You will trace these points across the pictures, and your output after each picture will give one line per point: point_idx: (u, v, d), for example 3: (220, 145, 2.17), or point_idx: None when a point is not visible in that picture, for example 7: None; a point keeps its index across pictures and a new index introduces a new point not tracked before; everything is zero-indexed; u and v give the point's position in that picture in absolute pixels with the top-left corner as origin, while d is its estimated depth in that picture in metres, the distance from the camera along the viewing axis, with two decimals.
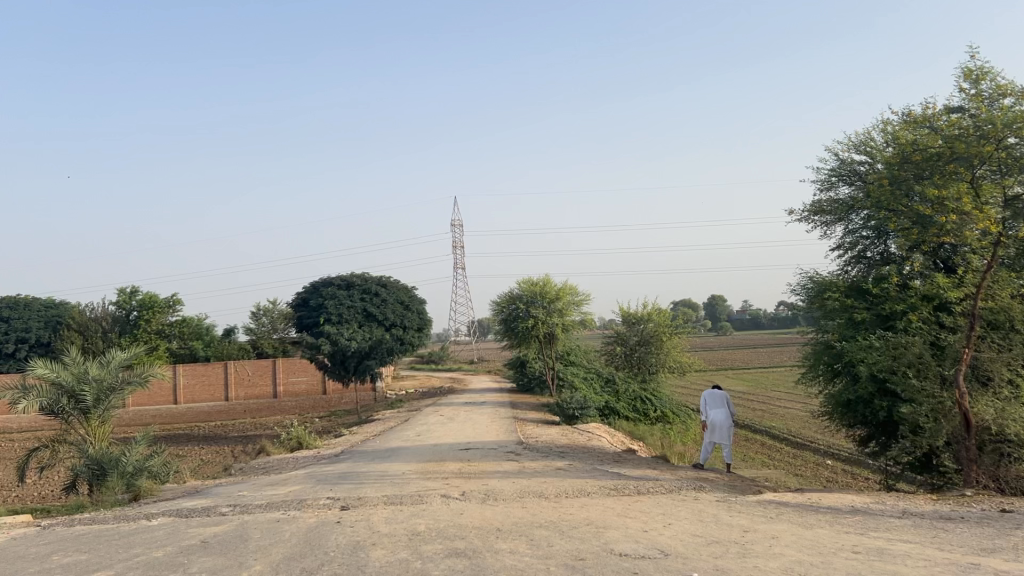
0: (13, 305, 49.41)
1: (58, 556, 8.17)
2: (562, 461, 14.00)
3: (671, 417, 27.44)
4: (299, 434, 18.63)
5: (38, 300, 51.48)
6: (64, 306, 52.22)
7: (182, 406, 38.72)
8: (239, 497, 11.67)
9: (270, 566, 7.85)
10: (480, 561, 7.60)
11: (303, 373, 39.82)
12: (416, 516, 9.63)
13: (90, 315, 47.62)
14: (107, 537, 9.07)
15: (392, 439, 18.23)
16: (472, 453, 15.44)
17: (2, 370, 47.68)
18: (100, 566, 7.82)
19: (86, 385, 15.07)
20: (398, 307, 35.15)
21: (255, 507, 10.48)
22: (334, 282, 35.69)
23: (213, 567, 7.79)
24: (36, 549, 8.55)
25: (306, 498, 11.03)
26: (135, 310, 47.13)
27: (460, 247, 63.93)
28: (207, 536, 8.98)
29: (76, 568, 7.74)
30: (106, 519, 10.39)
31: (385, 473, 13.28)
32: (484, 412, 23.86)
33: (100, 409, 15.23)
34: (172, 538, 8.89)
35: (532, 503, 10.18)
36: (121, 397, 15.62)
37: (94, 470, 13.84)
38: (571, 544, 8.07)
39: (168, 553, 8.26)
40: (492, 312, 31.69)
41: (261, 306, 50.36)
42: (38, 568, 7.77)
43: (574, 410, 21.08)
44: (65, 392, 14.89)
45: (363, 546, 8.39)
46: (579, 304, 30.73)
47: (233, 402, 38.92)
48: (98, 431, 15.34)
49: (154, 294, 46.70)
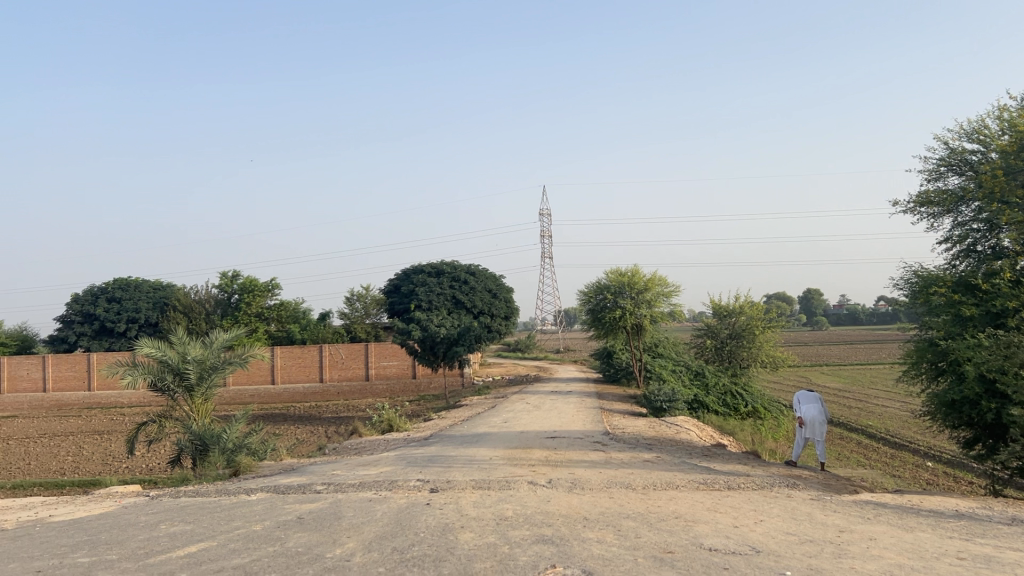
0: (124, 287, 52.04)
1: (165, 525, 8.60)
2: (650, 454, 13.83)
3: (762, 413, 26.81)
4: (389, 417, 19.04)
5: (147, 282, 53.97)
6: (171, 287, 54.66)
7: (279, 386, 40.18)
8: (331, 476, 12.00)
9: (362, 544, 8.07)
10: (568, 549, 7.61)
11: (394, 358, 40.51)
12: (504, 501, 9.72)
13: (195, 297, 49.76)
14: (210, 510, 9.49)
15: (479, 425, 18.40)
16: (559, 442, 15.46)
17: (115, 347, 50.37)
18: (203, 536, 8.19)
19: (190, 364, 15.71)
20: (486, 295, 35.44)
21: (348, 486, 10.79)
22: (425, 269, 37.17)
23: (308, 543, 8.05)
24: (145, 518, 9.01)
25: (395, 479, 11.27)
26: (236, 293, 49.01)
27: (548, 236, 63.92)
28: (304, 512, 9.28)
29: (181, 537, 8.12)
30: (209, 492, 10.86)
31: (473, 459, 13.45)
32: (570, 402, 23.87)
33: (203, 386, 15.89)
34: (270, 513, 9.22)
35: (620, 494, 10.13)
36: (223, 375, 16.22)
37: (197, 446, 14.47)
38: (660, 537, 7.99)
39: (267, 528, 8.58)
40: (580, 302, 31.61)
41: (354, 292, 51.49)
42: (146, 536, 8.17)
43: (661, 403, 20.89)
44: (171, 371, 15.61)
45: (452, 529, 8.52)
46: (668, 295, 30.24)
47: (327, 383, 40.07)
48: (201, 408, 16.02)
49: (254, 278, 48.44)
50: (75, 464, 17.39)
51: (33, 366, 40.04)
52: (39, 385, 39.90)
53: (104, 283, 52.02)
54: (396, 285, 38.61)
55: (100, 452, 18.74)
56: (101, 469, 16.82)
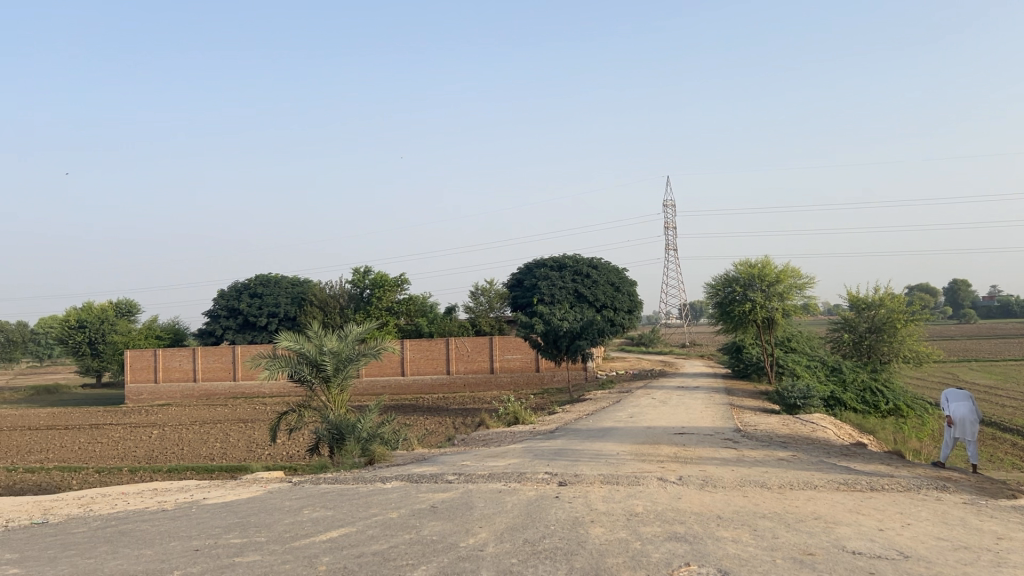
0: (265, 284, 54.91)
1: (308, 510, 8.99)
2: (784, 451, 13.37)
3: (905, 411, 25.41)
4: (515, 410, 19.22)
5: (286, 278, 56.72)
6: (308, 283, 57.13)
7: (408, 378, 41.40)
8: (461, 466, 12.22)
9: (495, 534, 8.18)
10: (702, 548, 7.45)
11: (518, 351, 40.62)
12: (634, 497, 9.62)
13: (329, 292, 51.84)
14: (348, 497, 9.85)
15: (606, 419, 18.29)
16: (688, 438, 15.18)
17: (257, 340, 53.21)
18: (343, 522, 8.52)
19: (327, 356, 16.36)
20: (609, 288, 35.20)
21: (479, 477, 10.95)
22: (547, 264, 37.54)
23: (442, 531, 8.23)
24: (288, 503, 9.45)
25: (524, 471, 11.36)
26: (368, 289, 50.72)
27: (672, 227, 62.88)
28: (437, 501, 9.50)
29: (323, 523, 8.47)
30: (347, 480, 11.29)
31: (600, 453, 13.39)
32: (698, 398, 23.43)
33: (339, 377, 16.51)
34: (405, 501, 9.49)
35: (754, 492, 9.84)
36: (357, 367, 16.79)
37: (334, 435, 15.03)
38: (799, 538, 7.69)
39: (402, 516, 8.83)
40: (707, 295, 30.94)
41: (479, 286, 52.32)
42: (291, 520, 8.58)
43: (795, 400, 20.18)
44: (309, 362, 16.30)
45: (583, 523, 8.50)
46: (801, 287, 29.13)
47: (454, 375, 40.92)
48: (338, 399, 16.65)
49: (384, 273, 49.92)
50: (224, 450, 18.46)
51: (185, 357, 42.74)
52: (191, 375, 42.58)
53: (247, 279, 55.03)
54: (520, 280, 39.00)
55: (244, 439, 19.84)
56: (246, 455, 17.77)
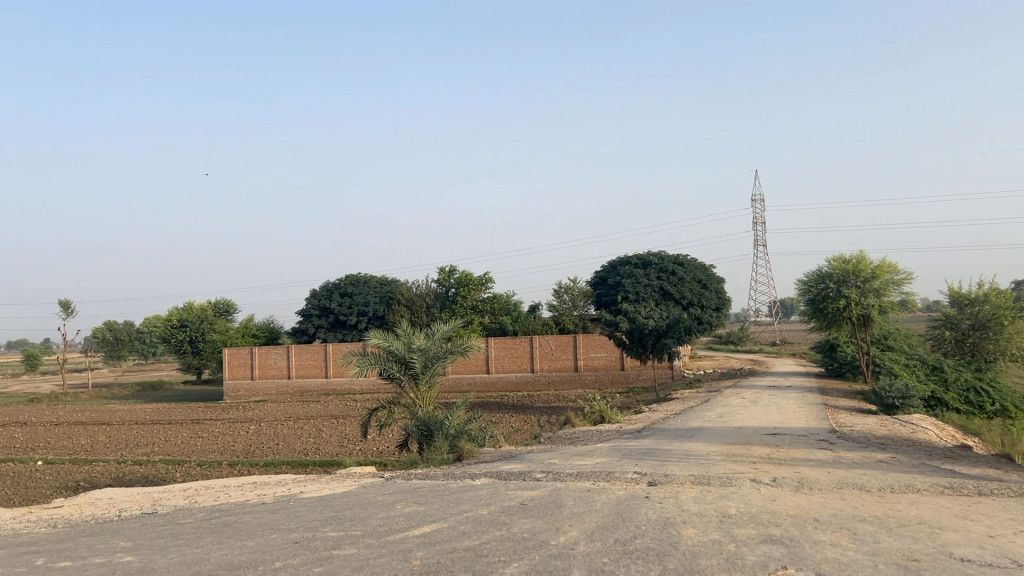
0: (354, 283, 56.22)
1: (401, 505, 9.17)
2: (883, 454, 12.90)
3: (1013, 411, 24.18)
4: (601, 408, 19.12)
5: (375, 278, 57.91)
6: (395, 282, 58.17)
7: (493, 375, 41.74)
8: (549, 464, 12.25)
9: (585, 533, 8.15)
10: (800, 551, 7.27)
11: (602, 349, 40.40)
12: (726, 498, 9.46)
13: (416, 291, 52.67)
14: (439, 492, 9.99)
15: (694, 419, 18.02)
16: (781, 438, 14.81)
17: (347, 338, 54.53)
18: (435, 518, 8.64)
19: (415, 354, 16.59)
20: (695, 286, 34.68)
21: (568, 476, 10.94)
22: (632, 262, 37.27)
23: (533, 529, 8.26)
24: (381, 497, 9.65)
25: (612, 470, 11.29)
26: (453, 287, 51.31)
27: (761, 223, 61.45)
28: (527, 499, 9.54)
29: (415, 518, 8.62)
30: (437, 476, 11.45)
31: (690, 453, 13.20)
32: (790, 398, 22.83)
33: (427, 375, 16.72)
34: (495, 498, 9.57)
35: (853, 495, 9.53)
36: (445, 364, 16.97)
37: (423, 431, 15.22)
38: (903, 543, 7.42)
39: (493, 512, 8.90)
40: (799, 292, 30.13)
41: (562, 285, 52.34)
42: (384, 514, 8.76)
43: (893, 400, 19.46)
44: (397, 360, 16.58)
45: (675, 523, 8.40)
46: (899, 283, 28.05)
47: (538, 373, 41.02)
48: (426, 396, 16.87)
49: (469, 272, 50.38)
50: (317, 445, 18.98)
51: (279, 355, 44.12)
52: (285, 372, 43.95)
53: (337, 279, 56.45)
54: (604, 278, 38.80)
55: (337, 435, 20.35)
56: (337, 450, 18.21)
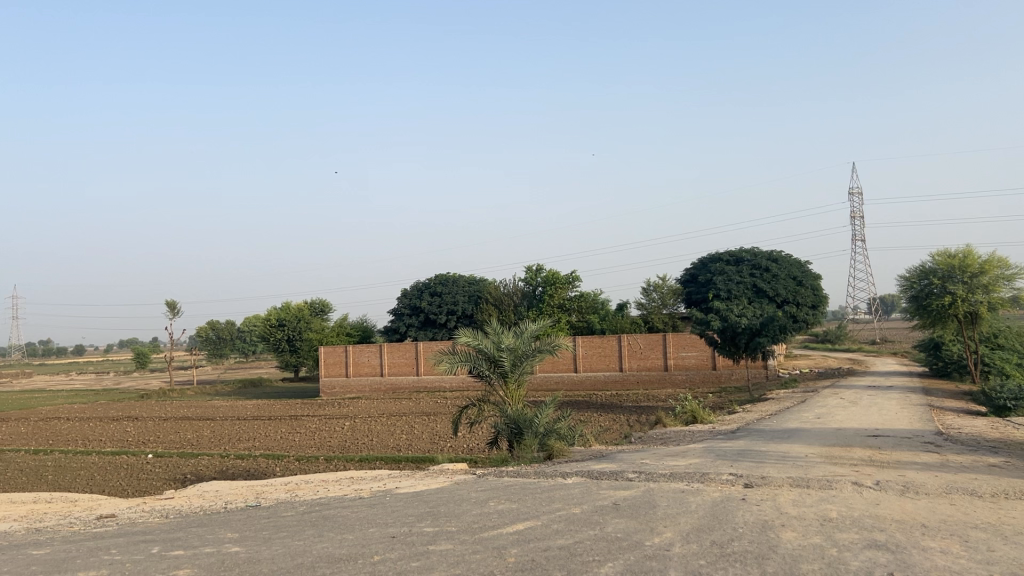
0: (443, 283, 56.99)
1: (494, 502, 9.24)
2: (995, 458, 12.26)
3: None
4: (693, 408, 18.82)
5: (463, 277, 58.54)
6: (483, 281, 58.67)
7: (581, 374, 41.69)
8: (641, 464, 12.14)
9: (680, 534, 8.04)
10: (908, 558, 6.98)
11: (693, 348, 39.75)
12: (827, 501, 9.17)
13: (504, 290, 53.00)
14: (531, 491, 10.03)
15: (790, 420, 17.56)
16: (884, 441, 14.26)
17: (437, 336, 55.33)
18: (528, 516, 8.67)
19: (504, 352, 16.66)
20: (790, 283, 33.75)
21: (661, 476, 10.81)
22: (723, 258, 36.58)
23: (627, 529, 8.20)
24: (475, 494, 9.75)
25: (707, 472, 11.10)
26: (541, 286, 51.40)
27: (860, 217, 59.30)
28: (619, 499, 9.47)
29: (508, 515, 8.67)
30: (529, 474, 11.49)
31: (787, 454, 12.85)
32: (893, 398, 21.96)
33: (516, 373, 16.76)
34: (588, 497, 9.54)
35: (963, 501, 9.09)
36: (534, 363, 16.97)
37: (512, 429, 15.27)
38: (1020, 552, 7.03)
39: (585, 512, 8.87)
40: (900, 288, 28.99)
41: (651, 283, 51.85)
42: (478, 511, 8.85)
43: (1005, 401, 18.49)
44: (487, 358, 16.70)
45: (773, 526, 8.20)
46: (1010, 278, 26.64)
47: (627, 372, 40.71)
48: (515, 394, 16.92)
49: (556, 271, 50.38)
50: (409, 442, 19.31)
51: (372, 353, 45.12)
52: (378, 370, 44.93)
53: (427, 279, 57.37)
54: (695, 275, 38.19)
55: (428, 431, 20.65)
56: (429, 447, 18.47)
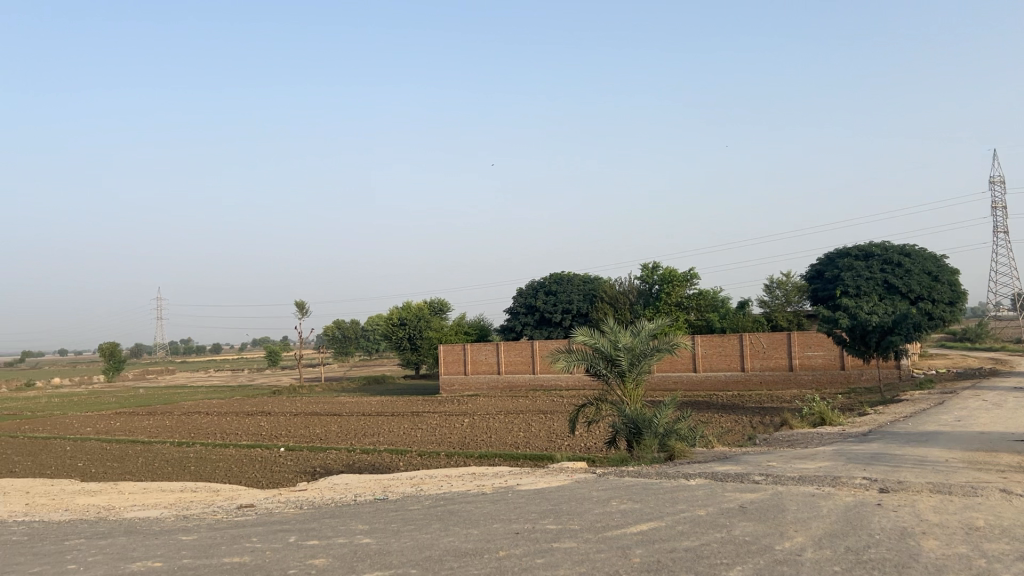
0: (559, 281, 57.10)
1: (616, 502, 9.17)
2: None
3: None
4: (821, 410, 18.11)
5: (578, 276, 58.47)
6: (599, 279, 58.41)
7: (701, 373, 40.96)
8: (768, 466, 11.78)
9: (812, 540, 7.76)
10: None
11: (819, 348, 38.27)
12: (972, 509, 8.63)
13: (620, 289, 52.62)
14: (654, 491, 9.90)
15: (927, 422, 16.64)
16: None
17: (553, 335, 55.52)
18: (652, 516, 8.56)
19: (621, 351, 16.52)
20: (925, 278, 32.00)
21: (790, 479, 10.47)
22: (851, 253, 35.13)
23: (755, 533, 7.98)
24: (597, 493, 9.71)
25: (838, 475, 10.66)
26: (658, 284, 50.72)
27: (1002, 207, 55.57)
28: (746, 502, 9.23)
29: (632, 515, 8.59)
30: (650, 474, 11.34)
31: (925, 459, 12.19)
32: None
33: (634, 373, 16.58)
34: (712, 499, 9.33)
35: None
36: (652, 362, 16.74)
37: (631, 429, 15.09)
38: None
39: (711, 514, 8.69)
40: None
41: (774, 280, 50.36)
42: (601, 510, 8.81)
43: None
44: (604, 357, 16.60)
45: (913, 534, 7.79)
46: None
47: (749, 372, 39.68)
48: (633, 394, 16.74)
49: (674, 269, 49.61)
50: (527, 439, 19.44)
51: (489, 351, 45.71)
52: (495, 368, 45.48)
53: (543, 278, 57.65)
54: (820, 271, 36.79)
55: (546, 429, 20.74)
56: (548, 445, 18.54)
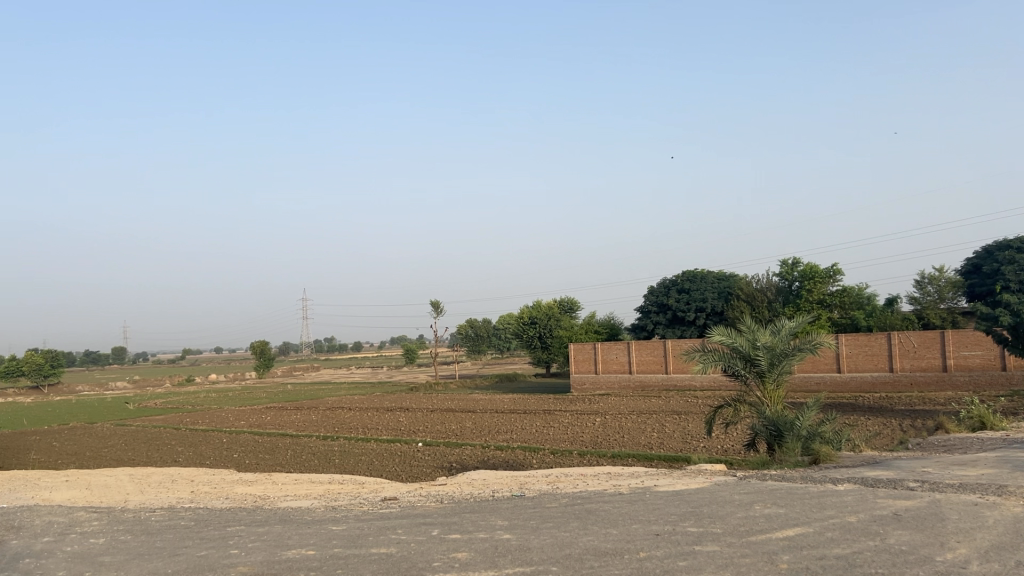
0: (692, 279, 55.96)
1: (760, 506, 8.89)
2: None
3: None
4: (981, 413, 16.91)
5: (712, 273, 57.12)
6: (734, 276, 56.83)
7: (846, 375, 39.16)
8: (923, 473, 11.11)
9: (977, 551, 7.25)
10: None
11: (977, 347, 35.75)
12: None
13: (756, 286, 51.01)
14: (800, 495, 9.53)
15: None
16: None
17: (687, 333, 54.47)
18: (798, 522, 8.24)
19: (760, 351, 15.99)
20: None
21: (949, 486, 9.83)
22: (1013, 246, 32.67)
23: (912, 542, 7.54)
24: (739, 497, 9.44)
25: (1004, 484, 9.91)
26: (797, 281, 48.85)
27: None
28: (901, 509, 8.73)
29: (777, 520, 8.30)
30: (794, 478, 10.92)
31: None
32: None
33: (774, 373, 16.01)
34: (864, 505, 8.89)
35: None
36: (794, 362, 16.11)
37: (772, 431, 14.58)
38: None
39: (863, 521, 8.27)
40: None
41: (926, 274, 47.57)
42: (744, 514, 8.56)
43: None
44: (742, 357, 16.11)
45: None
46: None
47: (898, 374, 37.60)
48: (774, 395, 16.17)
49: (815, 265, 47.69)
50: (661, 440, 19.16)
51: (620, 350, 45.37)
52: (626, 367, 45.10)
53: (675, 276, 56.66)
54: (977, 265, 34.42)
55: (680, 431, 20.38)
56: (682, 447, 18.20)
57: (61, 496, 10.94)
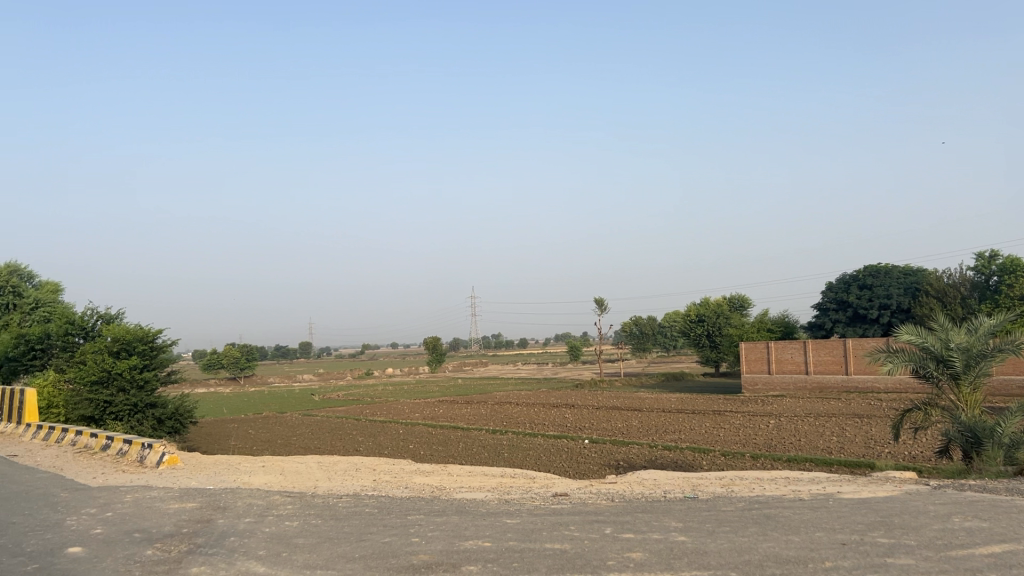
0: (875, 274, 52.72)
1: (960, 518, 8.23)
2: None
3: None
4: None
5: (899, 268, 53.53)
6: (923, 271, 52.98)
7: None
8: None
9: None
10: None
11: None
12: None
13: (948, 282, 47.39)
14: (1007, 509, 8.72)
15: None
16: None
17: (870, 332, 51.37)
18: (1004, 538, 7.56)
19: (954, 351, 14.79)
20: None
21: None
22: None
23: None
24: (935, 508, 8.77)
25: None
26: (996, 275, 44.96)
27: None
28: None
29: (978, 534, 7.65)
30: (998, 490, 10.01)
31: None
32: None
33: (971, 375, 14.73)
34: None
35: None
36: (994, 363, 14.74)
37: (967, 438, 13.39)
38: None
39: None
40: None
41: None
42: (941, 526, 7.95)
43: None
44: (933, 358, 14.98)
45: None
46: None
47: None
48: (971, 399, 14.87)
49: (1017, 257, 43.70)
50: (840, 445, 18.18)
51: (796, 350, 43.51)
52: (802, 368, 43.20)
53: (856, 270, 53.58)
54: None
55: (862, 435, 19.23)
56: (865, 452, 17.19)
57: (259, 480, 11.81)
